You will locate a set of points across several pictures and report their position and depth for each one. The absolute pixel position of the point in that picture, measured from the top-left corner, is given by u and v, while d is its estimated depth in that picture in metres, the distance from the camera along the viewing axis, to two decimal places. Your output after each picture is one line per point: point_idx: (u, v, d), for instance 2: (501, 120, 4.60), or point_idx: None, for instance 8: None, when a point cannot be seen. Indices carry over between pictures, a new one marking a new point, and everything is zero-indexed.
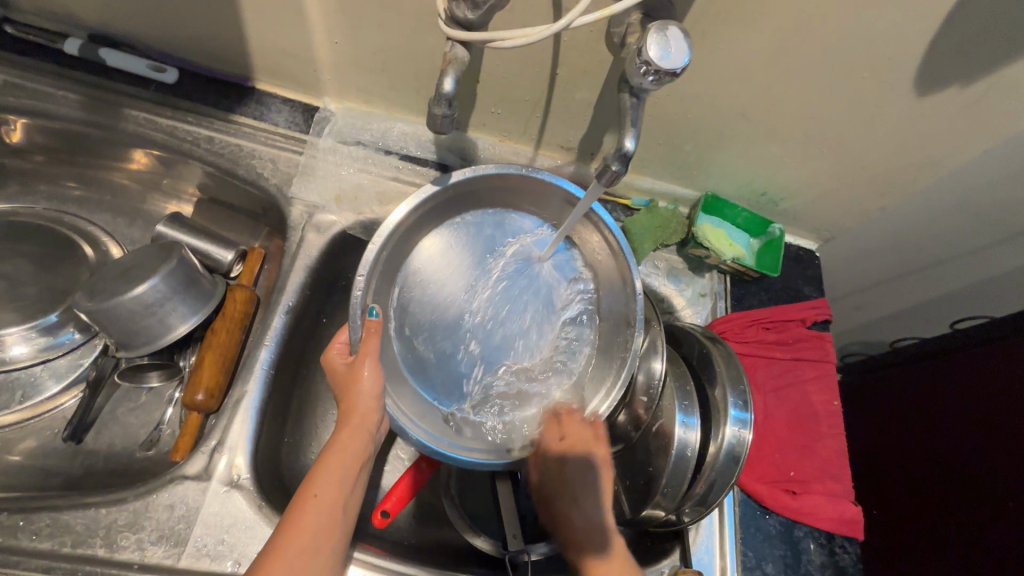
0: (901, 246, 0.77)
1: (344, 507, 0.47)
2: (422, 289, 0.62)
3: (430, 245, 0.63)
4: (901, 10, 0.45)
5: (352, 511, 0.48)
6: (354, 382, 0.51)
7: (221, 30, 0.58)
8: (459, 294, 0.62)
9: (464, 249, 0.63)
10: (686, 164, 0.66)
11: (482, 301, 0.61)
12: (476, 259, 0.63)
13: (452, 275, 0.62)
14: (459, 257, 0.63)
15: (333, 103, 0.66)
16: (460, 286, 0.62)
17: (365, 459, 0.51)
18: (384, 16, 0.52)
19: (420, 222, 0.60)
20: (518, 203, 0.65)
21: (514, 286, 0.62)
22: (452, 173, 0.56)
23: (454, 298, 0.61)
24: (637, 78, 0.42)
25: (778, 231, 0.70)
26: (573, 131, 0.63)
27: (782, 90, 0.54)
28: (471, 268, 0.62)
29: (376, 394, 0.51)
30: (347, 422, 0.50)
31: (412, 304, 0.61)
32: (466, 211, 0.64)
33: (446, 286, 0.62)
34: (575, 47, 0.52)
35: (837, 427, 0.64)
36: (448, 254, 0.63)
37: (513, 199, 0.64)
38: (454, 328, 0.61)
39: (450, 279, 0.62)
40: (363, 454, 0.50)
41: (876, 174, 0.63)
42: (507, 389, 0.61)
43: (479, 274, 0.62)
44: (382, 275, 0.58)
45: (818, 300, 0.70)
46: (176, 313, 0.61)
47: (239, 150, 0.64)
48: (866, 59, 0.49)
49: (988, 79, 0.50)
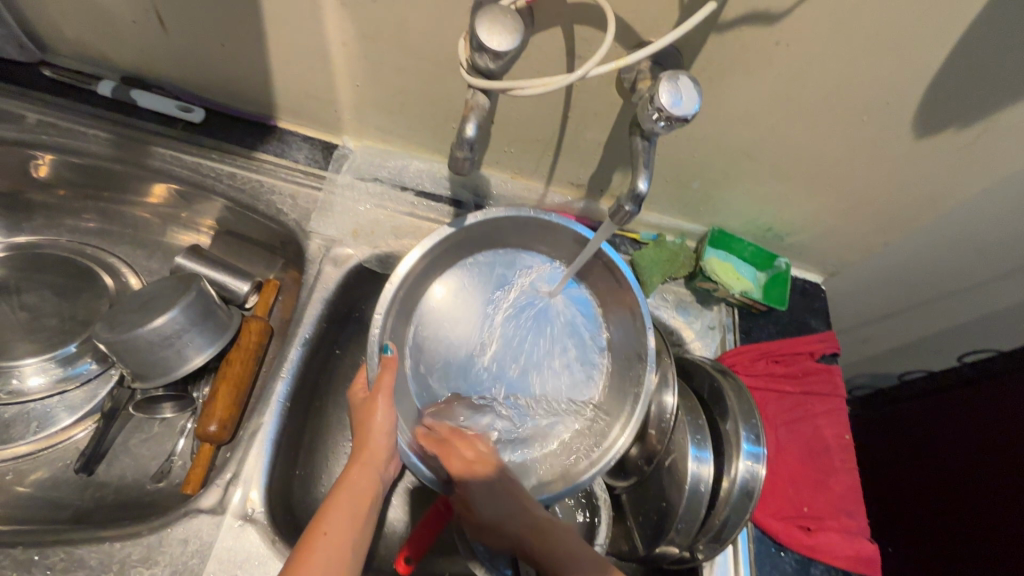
0: (905, 279, 0.78)
1: (353, 547, 0.46)
2: (435, 332, 0.62)
3: (444, 285, 0.64)
4: (898, 59, 0.47)
5: (360, 551, 0.47)
6: (367, 419, 0.52)
7: (249, 72, 0.61)
8: (473, 335, 0.62)
9: (477, 290, 0.64)
10: (693, 200, 0.68)
11: (496, 343, 0.62)
12: (489, 300, 0.64)
13: (466, 317, 0.63)
14: (471, 300, 0.64)
15: (352, 141, 0.69)
16: (474, 327, 0.63)
17: (373, 499, 0.51)
18: (406, 62, 0.55)
19: (434, 262, 0.61)
20: (529, 244, 0.66)
21: (528, 327, 0.63)
22: (467, 216, 0.59)
23: (468, 340, 0.62)
24: (650, 122, 0.44)
25: (784, 265, 0.72)
26: (583, 169, 0.65)
27: (786, 132, 0.56)
28: (484, 310, 0.63)
29: (387, 430, 0.53)
30: (356, 459, 0.51)
31: (425, 345, 0.62)
32: (478, 252, 0.65)
33: (460, 327, 0.63)
34: (587, 92, 0.54)
35: (849, 461, 0.64)
36: (461, 296, 0.64)
37: (523, 240, 0.65)
38: (468, 369, 0.62)
39: (463, 321, 0.63)
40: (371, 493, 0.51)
41: (878, 211, 0.65)
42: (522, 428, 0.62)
43: (492, 315, 0.63)
44: (397, 316, 0.59)
45: (826, 333, 0.71)
46: (192, 344, 0.62)
47: (260, 186, 0.66)
48: (865, 104, 0.52)
49: (985, 122, 0.52)
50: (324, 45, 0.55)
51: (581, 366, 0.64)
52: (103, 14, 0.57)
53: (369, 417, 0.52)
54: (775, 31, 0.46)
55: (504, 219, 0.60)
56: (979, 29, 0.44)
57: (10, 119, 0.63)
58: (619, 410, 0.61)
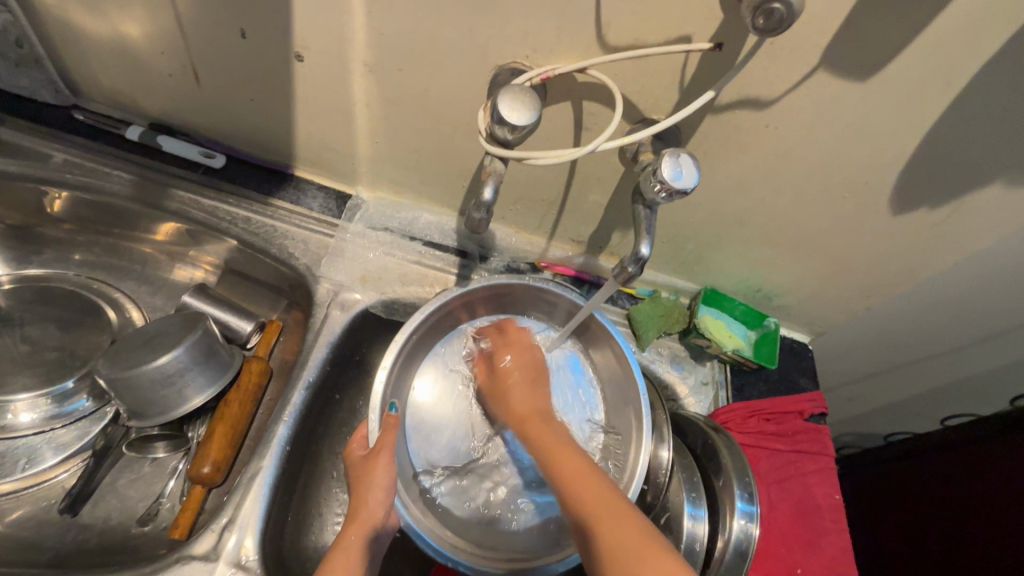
0: (887, 340, 0.82)
1: None
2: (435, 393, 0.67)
3: (440, 355, 0.68)
4: (873, 145, 0.52)
5: None
6: (367, 476, 0.55)
7: (272, 125, 0.65)
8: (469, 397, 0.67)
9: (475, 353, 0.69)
10: (687, 260, 0.72)
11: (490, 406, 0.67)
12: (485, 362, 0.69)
13: (463, 380, 0.68)
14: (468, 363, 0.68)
15: (365, 192, 0.72)
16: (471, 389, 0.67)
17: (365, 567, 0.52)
18: (424, 123, 0.59)
19: (432, 329, 0.66)
20: (526, 311, 0.72)
21: None
22: (473, 281, 0.65)
23: (465, 402, 0.67)
24: (652, 193, 0.47)
25: (773, 325, 0.75)
26: (585, 227, 0.69)
27: (774, 204, 0.60)
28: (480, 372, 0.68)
29: (387, 489, 0.55)
30: (354, 517, 0.54)
31: (420, 417, 0.65)
32: (478, 317, 0.71)
33: (450, 396, 0.67)
34: (592, 160, 0.58)
35: (841, 522, 0.65)
36: (453, 369, 0.68)
37: (522, 306, 0.71)
38: (461, 437, 0.65)
39: (461, 384, 0.67)
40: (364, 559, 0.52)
41: (862, 277, 0.69)
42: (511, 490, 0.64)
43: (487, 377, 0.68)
44: (396, 386, 0.63)
45: (816, 393, 0.73)
46: (193, 384, 0.62)
47: (273, 230, 0.68)
48: (846, 182, 0.56)
49: (953, 204, 0.57)
50: (348, 105, 0.59)
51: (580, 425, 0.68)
52: (141, 67, 0.61)
53: (370, 478, 0.54)
54: (764, 116, 0.51)
55: (505, 284, 0.66)
56: (945, 125, 0.49)
57: (39, 159, 0.66)
58: (616, 476, 0.63)
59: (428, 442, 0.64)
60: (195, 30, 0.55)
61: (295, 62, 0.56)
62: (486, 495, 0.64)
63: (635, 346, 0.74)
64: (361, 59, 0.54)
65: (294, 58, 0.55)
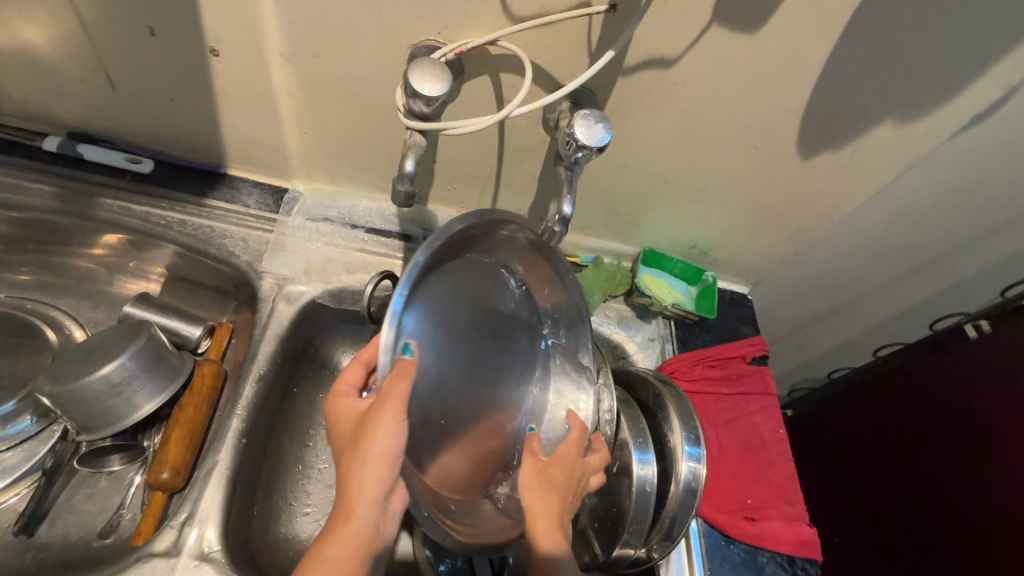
0: (819, 282, 0.87)
1: None
2: (433, 343, 0.46)
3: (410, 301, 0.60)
4: (772, 95, 0.56)
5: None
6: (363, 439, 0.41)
7: (198, 124, 0.64)
8: (461, 354, 0.49)
9: (471, 297, 0.50)
10: (624, 224, 0.75)
11: (478, 365, 0.50)
12: (480, 309, 0.50)
13: (459, 330, 0.48)
14: (462, 309, 0.49)
15: (302, 185, 0.72)
16: (464, 343, 0.49)
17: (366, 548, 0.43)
18: (350, 109, 0.60)
19: (441, 256, 0.46)
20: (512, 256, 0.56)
21: (505, 348, 0.54)
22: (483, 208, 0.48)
23: (457, 359, 0.48)
24: (570, 153, 0.50)
25: (710, 278, 0.79)
26: (522, 200, 0.71)
27: (692, 159, 0.64)
28: (474, 321, 0.50)
29: (390, 458, 0.42)
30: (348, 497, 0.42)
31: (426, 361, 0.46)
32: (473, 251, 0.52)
33: (444, 347, 0.47)
34: (517, 131, 0.60)
35: (786, 453, 0.69)
36: (450, 310, 0.48)
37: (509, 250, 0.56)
38: (451, 400, 0.48)
39: (457, 336, 0.48)
40: (366, 539, 0.43)
41: (785, 223, 0.73)
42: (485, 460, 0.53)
43: (479, 330, 0.50)
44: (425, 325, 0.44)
45: (755, 337, 0.77)
46: (142, 391, 0.62)
47: (210, 231, 0.68)
48: (755, 133, 0.60)
49: (853, 144, 0.61)
50: (271, 98, 0.60)
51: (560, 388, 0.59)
52: (51, 75, 0.59)
53: (366, 446, 0.41)
54: (671, 74, 0.54)
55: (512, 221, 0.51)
56: (834, 68, 0.53)
57: None
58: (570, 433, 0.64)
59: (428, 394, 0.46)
60: (103, 32, 0.54)
61: (210, 57, 0.56)
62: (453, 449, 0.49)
63: None
64: (277, 49, 0.54)
65: (210, 53, 0.55)
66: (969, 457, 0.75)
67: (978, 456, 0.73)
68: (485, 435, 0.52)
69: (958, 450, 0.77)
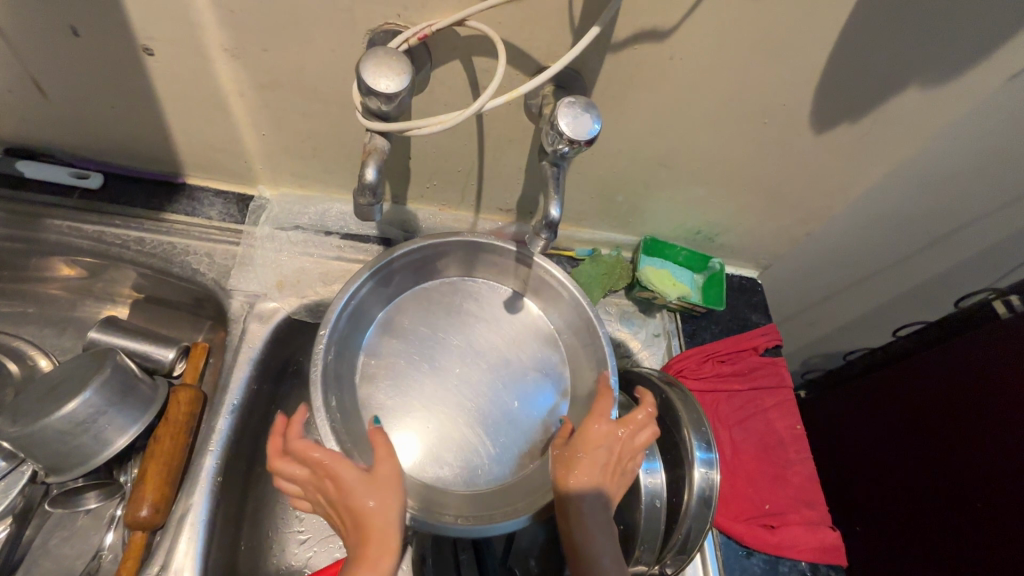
0: (833, 260, 0.81)
1: None
2: (381, 387, 0.57)
3: (359, 307, 0.56)
4: (780, 66, 0.49)
5: None
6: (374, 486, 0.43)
7: (146, 132, 0.58)
8: (422, 383, 0.57)
9: (410, 339, 0.59)
10: (621, 213, 0.69)
11: (445, 382, 0.58)
12: (421, 343, 0.60)
13: (403, 369, 0.58)
14: (398, 347, 0.59)
15: (268, 190, 0.66)
16: (420, 372, 0.58)
17: None
18: (310, 107, 0.54)
19: (353, 324, 0.56)
20: (445, 271, 0.62)
21: (469, 359, 0.59)
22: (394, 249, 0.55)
23: (419, 388, 0.57)
24: (554, 146, 0.43)
25: (717, 266, 0.73)
26: (509, 194, 0.65)
27: (694, 140, 0.58)
28: (418, 354, 0.59)
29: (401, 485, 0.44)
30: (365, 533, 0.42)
31: (398, 452, 0.54)
32: (404, 292, 0.61)
33: (398, 394, 0.57)
34: (498, 120, 0.54)
35: (805, 452, 0.64)
36: (391, 355, 0.58)
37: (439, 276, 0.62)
38: (426, 422, 0.56)
39: (404, 372, 0.58)
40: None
41: (797, 204, 0.67)
42: (500, 447, 0.56)
43: (432, 360, 0.59)
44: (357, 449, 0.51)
45: (768, 326, 0.72)
46: (112, 426, 0.58)
47: (171, 248, 0.62)
48: (763, 107, 0.53)
49: (874, 114, 0.55)
50: (219, 98, 0.53)
51: (538, 383, 0.60)
52: None
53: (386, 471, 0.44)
54: (667, 47, 0.47)
55: (418, 254, 0.58)
56: (855, 30, 0.46)
57: None
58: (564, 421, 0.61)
59: (411, 461, 0.54)
60: (20, 37, 0.47)
61: (145, 56, 0.49)
62: (486, 439, 0.56)
63: None
64: (218, 43, 0.48)
65: (144, 52, 0.49)
66: (1000, 443, 0.70)
67: (1008, 443, 0.69)
68: (480, 431, 0.57)
69: (990, 437, 0.71)
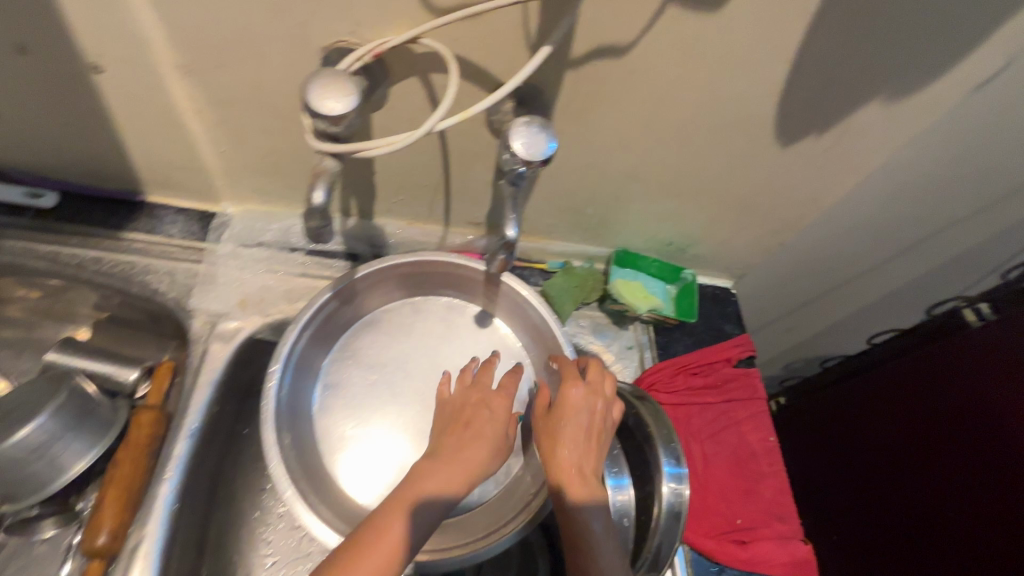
0: (806, 269, 0.81)
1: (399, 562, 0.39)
2: (338, 416, 0.56)
3: (315, 334, 0.55)
4: (742, 81, 0.49)
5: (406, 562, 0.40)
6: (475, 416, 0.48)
7: (102, 150, 0.57)
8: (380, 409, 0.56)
9: (369, 364, 0.58)
10: (592, 226, 0.69)
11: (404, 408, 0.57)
12: (381, 368, 0.58)
13: (361, 395, 0.57)
14: (357, 373, 0.58)
15: (231, 208, 0.65)
16: (379, 398, 0.57)
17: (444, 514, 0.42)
18: (268, 123, 0.53)
19: (310, 351, 0.55)
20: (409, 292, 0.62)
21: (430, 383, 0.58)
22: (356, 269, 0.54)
23: (377, 415, 0.56)
24: (510, 166, 0.43)
25: (689, 276, 0.73)
26: (477, 208, 0.64)
27: (660, 154, 0.57)
28: (378, 379, 0.58)
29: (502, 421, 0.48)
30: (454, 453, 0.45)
31: (355, 484, 0.53)
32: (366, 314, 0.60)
33: (355, 422, 0.55)
34: (460, 136, 0.53)
35: (777, 464, 0.64)
36: (350, 381, 0.57)
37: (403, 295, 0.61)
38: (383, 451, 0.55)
39: (363, 399, 0.57)
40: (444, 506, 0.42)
41: (767, 215, 0.67)
42: None
43: (392, 385, 0.57)
44: (311, 482, 0.50)
45: (742, 337, 0.72)
46: (69, 451, 0.57)
47: (130, 268, 0.61)
48: (727, 121, 0.53)
49: (838, 127, 0.55)
50: (174, 116, 0.52)
51: None
52: None
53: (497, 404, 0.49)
54: (626, 63, 0.47)
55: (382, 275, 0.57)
56: (815, 45, 0.46)
57: None
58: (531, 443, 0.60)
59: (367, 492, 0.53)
60: None
61: (93, 74, 0.48)
62: None
63: None
64: (169, 60, 0.47)
65: (92, 70, 0.47)
66: (975, 452, 0.70)
67: (984, 452, 0.68)
68: None
69: (964, 446, 0.71)
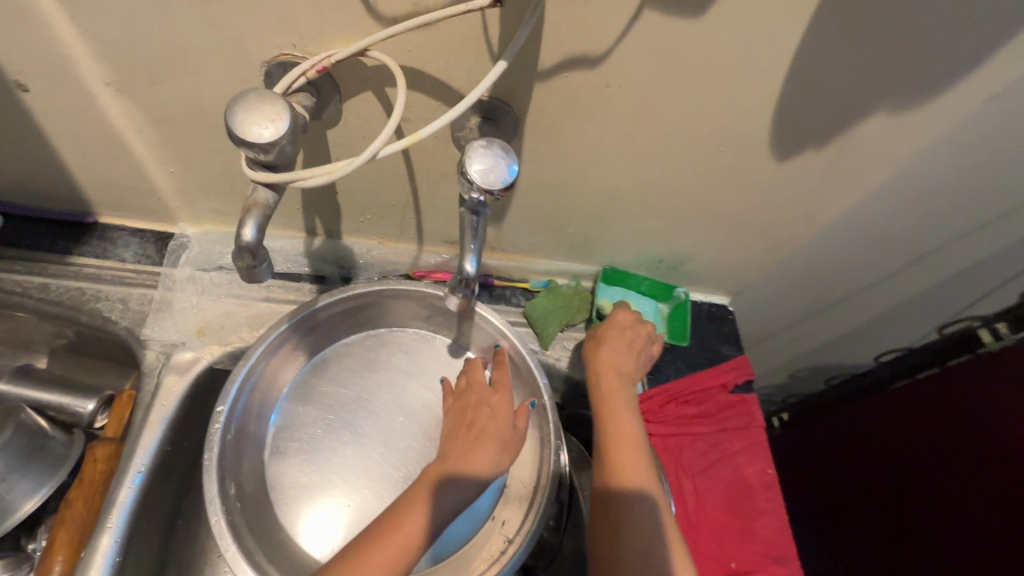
0: (808, 285, 0.76)
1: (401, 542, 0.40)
2: (292, 458, 0.51)
3: (268, 371, 0.52)
4: (730, 92, 0.44)
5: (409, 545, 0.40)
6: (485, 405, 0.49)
7: (45, 171, 0.53)
8: (338, 451, 0.52)
9: (329, 400, 0.55)
10: (576, 243, 0.64)
11: (364, 449, 0.52)
12: (342, 404, 0.54)
13: (318, 435, 0.53)
14: (316, 410, 0.54)
15: (190, 228, 0.61)
16: (337, 438, 0.53)
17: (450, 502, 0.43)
18: (216, 142, 0.49)
19: (264, 388, 0.52)
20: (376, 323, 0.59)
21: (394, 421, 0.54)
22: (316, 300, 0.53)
23: (334, 457, 0.52)
24: (468, 194, 0.38)
25: (683, 295, 0.69)
26: (450, 226, 0.60)
27: (644, 170, 0.53)
28: (338, 417, 0.54)
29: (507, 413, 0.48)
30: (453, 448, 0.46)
31: (309, 535, 0.49)
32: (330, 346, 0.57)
33: (311, 465, 0.51)
34: (424, 153, 0.49)
35: (776, 500, 0.59)
36: (307, 420, 0.53)
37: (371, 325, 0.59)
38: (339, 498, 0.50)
39: (320, 439, 0.53)
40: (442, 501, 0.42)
41: (764, 231, 0.62)
42: None
43: (352, 423, 0.53)
44: (258, 538, 0.47)
45: (737, 359, 0.66)
46: (17, 490, 0.53)
47: (80, 294, 0.57)
48: (716, 134, 0.48)
49: (841, 139, 0.49)
50: (114, 135, 0.48)
51: None
52: None
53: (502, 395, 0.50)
54: (601, 74, 0.42)
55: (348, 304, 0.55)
56: (812, 52, 0.41)
57: None
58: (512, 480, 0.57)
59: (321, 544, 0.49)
60: None
61: (21, 93, 0.44)
62: None
63: (537, 345, 0.66)
64: (100, 77, 0.43)
65: (19, 89, 0.44)
66: (986, 485, 0.65)
67: (996, 486, 0.63)
68: None
69: (975, 477, 0.66)
